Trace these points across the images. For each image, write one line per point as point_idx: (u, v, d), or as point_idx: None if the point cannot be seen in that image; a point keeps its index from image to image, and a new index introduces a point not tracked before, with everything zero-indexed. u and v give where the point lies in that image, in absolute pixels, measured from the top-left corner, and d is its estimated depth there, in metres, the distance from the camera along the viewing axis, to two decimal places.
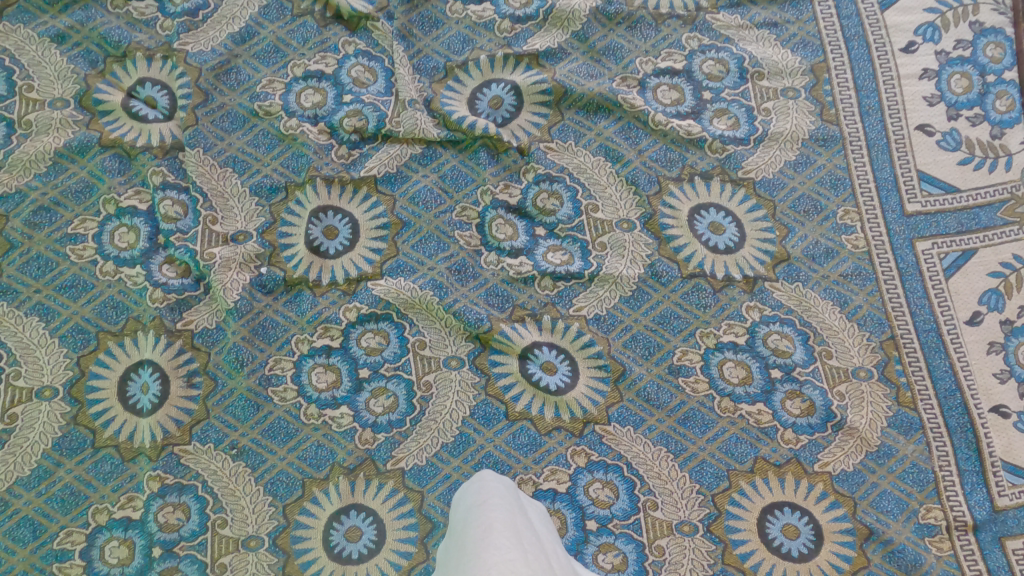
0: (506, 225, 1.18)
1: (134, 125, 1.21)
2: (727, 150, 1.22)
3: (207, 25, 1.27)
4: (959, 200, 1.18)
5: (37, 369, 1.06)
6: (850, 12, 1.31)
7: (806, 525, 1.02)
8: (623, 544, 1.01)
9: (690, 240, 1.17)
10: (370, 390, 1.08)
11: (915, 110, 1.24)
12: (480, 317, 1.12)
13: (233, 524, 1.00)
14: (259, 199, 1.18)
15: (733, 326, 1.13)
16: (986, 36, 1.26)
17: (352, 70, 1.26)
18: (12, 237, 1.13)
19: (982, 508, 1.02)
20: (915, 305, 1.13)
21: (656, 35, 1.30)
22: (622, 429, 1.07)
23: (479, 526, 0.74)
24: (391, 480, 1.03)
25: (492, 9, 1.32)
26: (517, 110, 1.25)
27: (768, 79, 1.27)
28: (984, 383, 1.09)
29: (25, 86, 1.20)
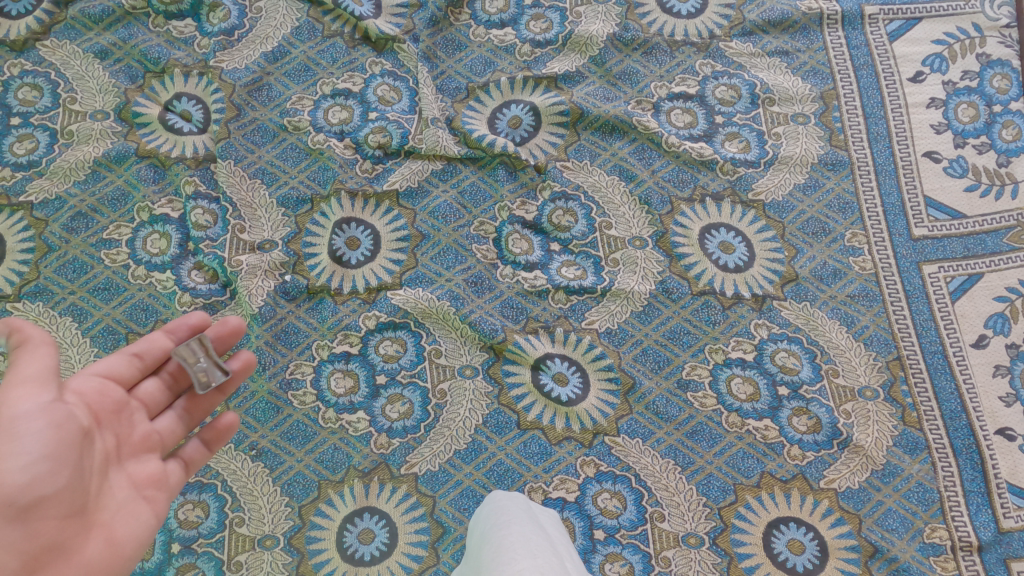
0: (521, 240, 1.22)
1: (170, 137, 1.26)
2: (738, 173, 1.26)
3: (242, 44, 1.33)
4: (966, 226, 1.21)
5: (68, 367, 1.10)
6: (860, 42, 1.34)
7: (811, 540, 1.04)
8: (629, 554, 1.03)
9: (701, 258, 1.21)
10: (386, 396, 1.11)
11: (922, 138, 1.27)
12: (494, 328, 1.15)
13: (250, 523, 1.03)
14: (285, 209, 1.22)
15: (741, 343, 1.15)
16: (992, 67, 1.30)
17: (378, 89, 1.31)
18: (50, 241, 1.18)
19: (988, 530, 1.04)
20: (922, 327, 1.15)
21: (670, 61, 1.35)
22: (632, 441, 1.09)
23: (491, 547, 0.77)
24: (404, 484, 1.06)
25: (513, 34, 1.37)
26: (536, 129, 1.30)
27: (779, 105, 1.31)
28: (990, 405, 1.11)
29: (69, 98, 1.27)
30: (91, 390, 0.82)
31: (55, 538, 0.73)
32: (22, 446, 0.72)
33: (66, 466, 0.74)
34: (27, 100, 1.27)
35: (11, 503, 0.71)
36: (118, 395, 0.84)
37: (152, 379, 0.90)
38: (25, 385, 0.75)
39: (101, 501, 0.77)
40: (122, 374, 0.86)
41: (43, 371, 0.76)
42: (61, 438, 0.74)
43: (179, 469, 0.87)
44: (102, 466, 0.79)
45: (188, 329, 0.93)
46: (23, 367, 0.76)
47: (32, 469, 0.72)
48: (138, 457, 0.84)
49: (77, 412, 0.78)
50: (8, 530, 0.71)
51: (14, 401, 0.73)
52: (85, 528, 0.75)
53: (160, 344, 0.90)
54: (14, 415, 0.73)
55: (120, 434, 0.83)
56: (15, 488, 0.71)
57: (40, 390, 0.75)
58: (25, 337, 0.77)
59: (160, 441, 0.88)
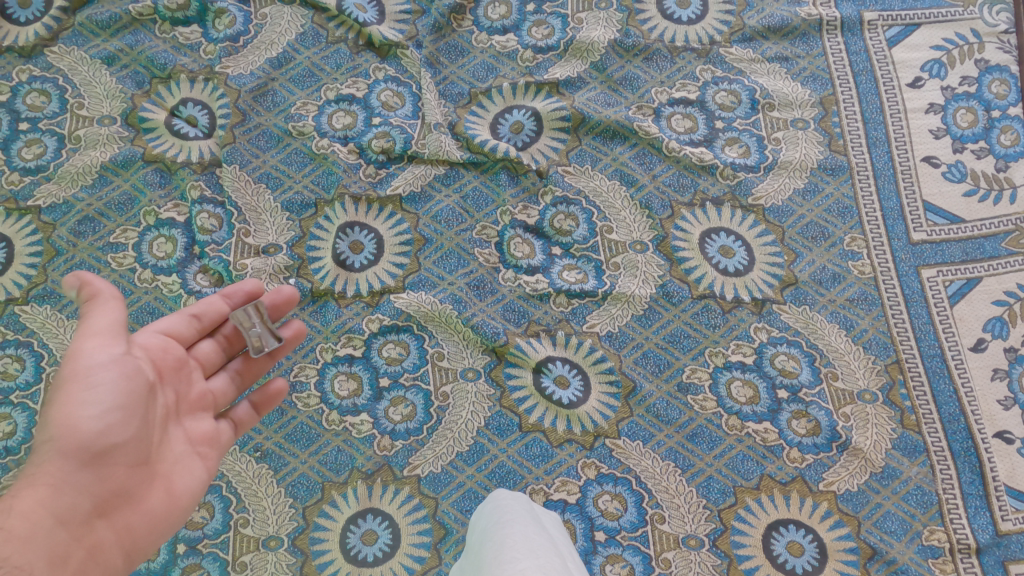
0: (523, 244, 1.23)
1: (176, 142, 1.27)
2: (738, 177, 1.27)
3: (247, 50, 1.35)
4: (965, 230, 1.22)
5: None
6: (859, 48, 1.35)
7: (810, 542, 1.05)
8: (630, 555, 1.04)
9: (701, 262, 1.22)
10: (389, 398, 1.13)
11: (921, 143, 1.28)
12: (496, 331, 1.16)
13: (255, 524, 1.04)
14: (290, 214, 1.23)
15: (741, 346, 1.16)
16: (991, 73, 1.31)
17: (381, 95, 1.32)
18: (58, 245, 1.20)
19: (986, 532, 1.05)
20: (920, 330, 1.16)
21: (671, 67, 1.36)
22: (632, 443, 1.10)
23: (493, 546, 0.78)
24: (407, 486, 1.08)
25: (516, 40, 1.38)
26: (537, 135, 1.31)
27: (779, 110, 1.32)
28: (988, 409, 1.12)
29: (76, 104, 1.29)
30: (155, 347, 0.89)
31: (122, 483, 0.81)
32: (97, 397, 0.80)
33: (134, 417, 0.82)
34: (35, 106, 1.28)
35: (86, 447, 0.79)
36: (179, 353, 0.92)
37: (208, 341, 0.98)
38: (98, 339, 0.82)
39: (162, 452, 0.85)
40: (182, 333, 0.94)
41: (114, 327, 0.83)
42: (131, 392, 0.82)
43: (229, 428, 0.95)
44: (163, 419, 0.86)
45: (243, 296, 1.00)
46: (95, 321, 0.83)
47: (105, 418, 0.80)
48: (194, 413, 0.92)
49: (143, 366, 0.85)
50: (83, 471, 0.80)
51: (89, 354, 0.81)
52: (148, 475, 0.84)
53: (216, 308, 0.98)
54: (89, 367, 0.80)
55: (179, 390, 0.91)
56: (90, 435, 0.79)
57: (112, 344, 0.82)
58: (95, 290, 0.83)
59: (213, 399, 0.95)
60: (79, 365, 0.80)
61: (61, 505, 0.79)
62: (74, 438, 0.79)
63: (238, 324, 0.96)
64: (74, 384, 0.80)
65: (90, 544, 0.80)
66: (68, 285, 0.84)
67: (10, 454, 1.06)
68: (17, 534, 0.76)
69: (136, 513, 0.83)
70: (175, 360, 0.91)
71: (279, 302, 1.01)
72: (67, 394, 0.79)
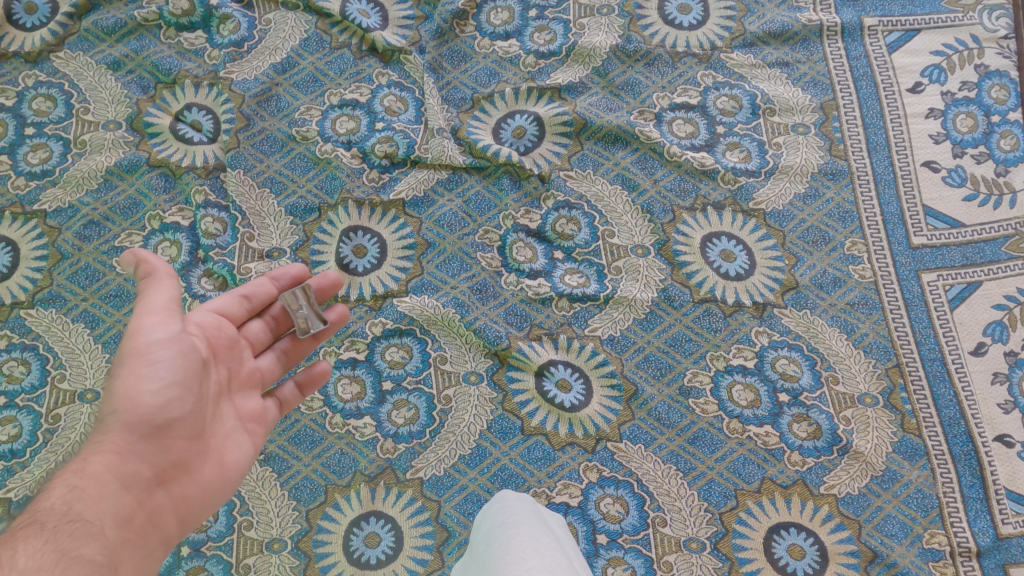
0: (526, 248, 1.24)
1: (180, 147, 1.28)
2: (739, 182, 1.28)
3: (251, 56, 1.36)
4: (965, 235, 1.23)
5: (81, 372, 1.13)
6: (859, 54, 1.36)
7: (811, 545, 1.05)
8: (631, 558, 1.05)
9: (702, 266, 1.22)
10: (392, 402, 1.13)
11: (921, 148, 1.29)
12: (499, 335, 1.17)
13: (258, 526, 1.05)
14: (293, 218, 1.24)
15: (742, 350, 1.17)
16: (990, 78, 1.32)
17: (385, 100, 1.33)
18: (63, 249, 1.21)
19: (986, 536, 1.05)
20: (921, 334, 1.17)
21: (672, 72, 1.37)
22: (634, 446, 1.11)
23: (499, 545, 0.79)
24: (410, 489, 1.08)
25: (518, 45, 1.39)
26: (540, 139, 1.32)
27: (780, 115, 1.32)
28: (988, 412, 1.12)
29: (82, 109, 1.30)
30: (209, 324, 0.90)
31: (181, 455, 0.83)
32: (156, 372, 0.81)
33: (191, 392, 0.83)
34: (41, 111, 1.29)
35: (147, 420, 0.81)
36: (230, 332, 0.92)
37: (257, 320, 0.98)
38: (155, 316, 0.84)
39: (216, 427, 0.86)
40: (233, 313, 0.94)
41: (170, 304, 0.85)
42: (187, 367, 0.83)
43: (275, 407, 0.95)
44: (216, 395, 0.87)
45: (290, 278, 1.00)
46: (152, 299, 0.85)
47: (164, 393, 0.81)
48: (243, 391, 0.92)
49: (198, 343, 0.87)
50: (144, 443, 0.81)
51: (149, 329, 0.83)
52: (203, 449, 0.85)
53: (266, 288, 0.97)
54: (149, 342, 0.82)
55: (231, 368, 0.91)
56: (151, 408, 0.81)
57: (169, 321, 0.84)
58: (150, 268, 0.85)
59: (261, 377, 0.95)
60: (139, 341, 0.82)
61: (125, 473, 0.81)
62: (135, 412, 0.81)
63: (286, 304, 0.96)
64: (135, 359, 0.82)
65: (151, 511, 0.82)
66: (125, 263, 0.86)
67: (15, 456, 1.07)
68: (85, 497, 0.78)
69: (192, 485, 0.84)
70: (227, 338, 0.91)
71: (325, 286, 1.00)
72: (128, 368, 0.81)
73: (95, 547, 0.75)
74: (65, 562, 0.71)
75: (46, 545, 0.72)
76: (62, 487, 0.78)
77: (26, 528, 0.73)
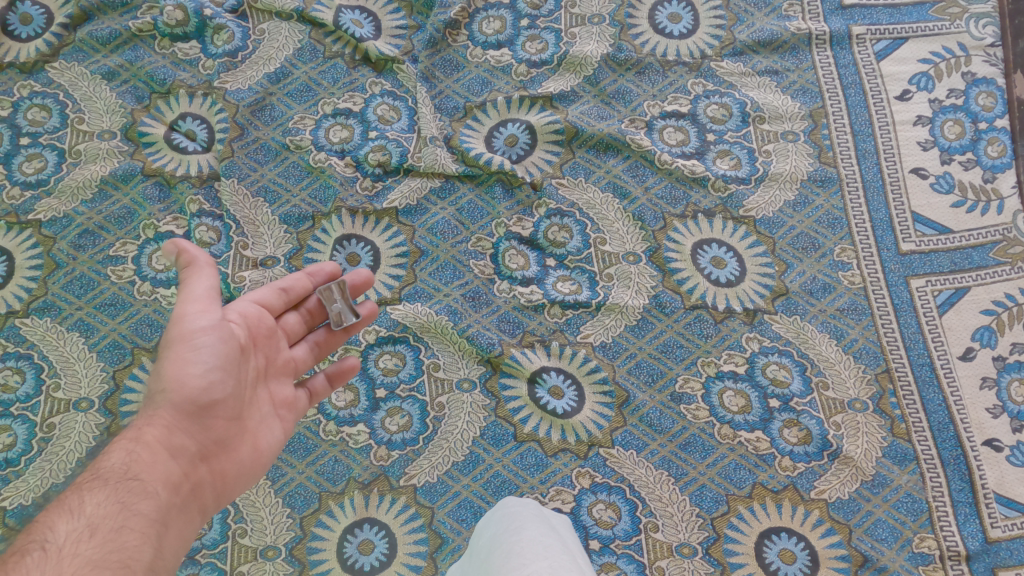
0: (518, 255, 1.25)
1: (175, 156, 1.29)
2: (729, 189, 1.29)
3: (245, 65, 1.36)
4: (953, 240, 1.24)
5: (75, 381, 1.13)
6: (848, 62, 1.38)
7: (802, 550, 1.06)
8: (624, 564, 1.05)
9: (693, 273, 1.23)
10: (385, 409, 1.14)
11: (909, 155, 1.30)
12: (492, 342, 1.18)
13: (253, 534, 1.05)
14: (287, 226, 1.25)
15: (733, 356, 1.18)
16: (977, 86, 1.33)
17: (378, 109, 1.34)
18: (58, 258, 1.21)
19: (975, 539, 1.06)
20: (910, 339, 1.18)
21: (663, 80, 1.38)
22: (626, 452, 1.12)
23: (501, 552, 0.79)
24: (403, 495, 1.09)
25: (510, 55, 1.40)
26: (531, 148, 1.33)
27: (769, 123, 1.34)
28: (977, 417, 1.13)
29: (77, 119, 1.30)
30: (251, 314, 0.94)
31: (222, 434, 0.89)
32: (200, 357, 0.87)
33: (231, 376, 0.88)
34: (36, 121, 1.30)
35: (193, 400, 0.86)
36: (269, 322, 0.97)
37: (293, 313, 1.02)
38: (198, 304, 0.89)
39: (252, 411, 0.92)
40: (273, 304, 0.98)
41: (211, 292, 0.90)
42: (229, 353, 0.88)
43: (306, 397, 1.00)
44: (253, 381, 0.93)
45: (324, 276, 1.05)
46: (195, 287, 0.89)
47: (207, 376, 0.87)
48: (279, 379, 0.97)
49: (238, 330, 0.91)
50: (189, 420, 0.87)
51: (193, 317, 0.88)
52: (241, 430, 0.91)
53: (303, 282, 1.02)
54: (193, 329, 0.87)
55: (268, 356, 0.96)
56: (195, 390, 0.86)
57: (210, 309, 0.89)
58: (191, 258, 0.90)
59: (295, 368, 1.00)
60: (184, 327, 0.87)
61: (173, 444, 0.86)
62: (182, 392, 0.86)
63: (322, 298, 1.01)
64: (180, 344, 0.87)
65: (195, 482, 0.87)
66: (168, 254, 0.91)
67: (10, 465, 1.07)
68: (140, 461, 0.84)
69: (230, 462, 0.90)
70: (266, 328, 0.96)
71: (359, 282, 1.04)
72: (175, 353, 0.87)
73: (149, 504, 0.81)
74: (125, 514, 0.79)
75: (110, 497, 0.79)
76: (121, 450, 0.85)
77: (90, 482, 0.81)
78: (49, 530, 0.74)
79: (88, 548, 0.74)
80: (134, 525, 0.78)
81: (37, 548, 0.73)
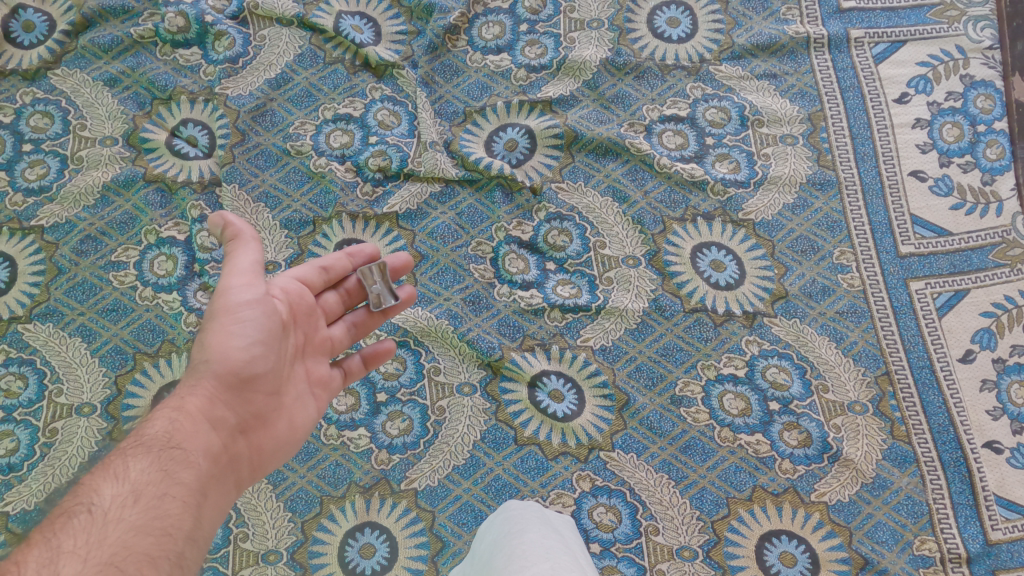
0: (518, 259, 1.25)
1: (176, 162, 1.30)
2: (728, 193, 1.29)
3: (246, 71, 1.37)
4: (952, 243, 1.24)
5: (78, 386, 1.14)
6: (846, 65, 1.38)
7: (803, 553, 1.06)
8: (624, 567, 1.06)
9: (693, 276, 1.24)
10: (386, 413, 1.14)
11: (908, 157, 1.30)
12: (492, 346, 1.18)
13: (254, 538, 1.06)
14: (288, 231, 1.26)
15: (733, 359, 1.18)
16: (976, 88, 1.33)
17: (378, 114, 1.35)
18: (60, 264, 1.22)
19: (976, 542, 1.06)
20: (910, 342, 1.18)
21: (662, 84, 1.38)
22: (626, 455, 1.12)
23: (504, 555, 0.79)
24: (404, 499, 1.09)
25: (509, 59, 1.41)
26: (531, 152, 1.33)
27: (768, 126, 1.34)
28: (977, 419, 1.13)
29: (79, 125, 1.31)
30: (292, 291, 0.95)
31: (261, 408, 0.90)
32: (244, 330, 0.87)
33: (273, 351, 0.89)
34: (38, 127, 1.31)
35: (236, 372, 0.87)
36: (309, 300, 0.98)
37: (333, 292, 1.03)
38: (242, 277, 0.89)
39: (290, 387, 0.93)
40: (313, 283, 0.99)
41: (255, 267, 0.90)
42: (271, 327, 0.89)
43: (341, 376, 1.00)
44: (292, 357, 0.94)
45: (365, 257, 1.05)
46: (240, 260, 0.89)
47: (250, 349, 0.87)
48: (316, 357, 0.98)
49: (280, 307, 0.92)
50: (231, 392, 0.88)
51: (237, 290, 0.88)
52: (279, 405, 0.92)
53: (343, 262, 1.02)
54: (237, 302, 0.88)
55: (307, 334, 0.97)
56: (238, 362, 0.87)
57: (255, 283, 0.89)
58: (237, 231, 0.90)
59: (331, 346, 1.01)
60: (228, 300, 0.88)
61: (214, 415, 0.87)
62: (225, 364, 0.87)
63: (362, 279, 1.02)
64: (225, 316, 0.88)
65: (233, 455, 0.88)
66: (213, 225, 0.91)
67: (12, 470, 1.08)
68: (182, 430, 0.84)
69: (268, 437, 0.91)
70: (306, 306, 0.97)
71: (398, 265, 1.05)
72: (219, 324, 0.88)
73: (190, 474, 0.82)
74: (167, 482, 0.80)
75: (153, 464, 0.80)
76: (163, 419, 0.85)
77: (134, 449, 0.82)
78: (94, 494, 0.76)
79: (133, 513, 0.75)
80: (175, 493, 0.79)
81: (83, 510, 0.74)
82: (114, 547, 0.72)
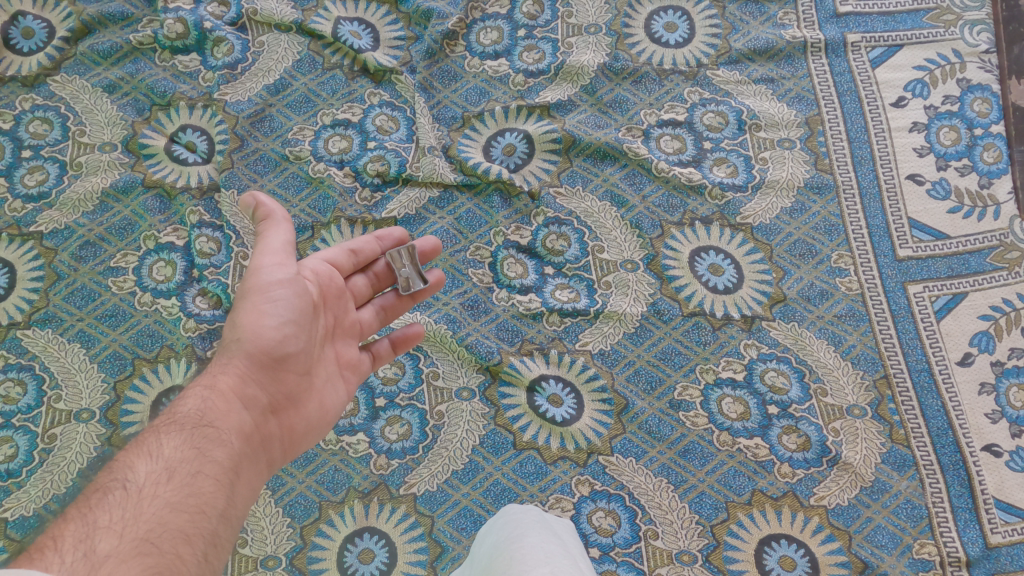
0: (517, 264, 1.26)
1: (175, 168, 1.30)
2: (726, 197, 1.29)
3: (244, 77, 1.38)
4: (949, 246, 1.24)
5: (76, 392, 1.14)
6: (843, 69, 1.38)
7: (802, 557, 1.06)
8: (624, 571, 1.05)
9: (691, 280, 1.24)
10: (385, 418, 1.14)
11: (905, 161, 1.31)
12: (490, 350, 1.18)
13: (253, 544, 1.06)
14: None
15: (731, 363, 1.18)
16: (973, 92, 1.34)
17: (376, 120, 1.35)
18: (59, 270, 1.22)
19: (976, 545, 1.06)
20: (908, 345, 1.18)
21: (659, 89, 1.39)
22: (625, 460, 1.12)
23: (504, 558, 0.79)
24: (403, 504, 1.09)
25: (507, 64, 1.41)
26: (529, 157, 1.34)
27: (765, 130, 1.35)
28: (976, 422, 1.13)
29: (78, 131, 1.31)
30: (322, 273, 0.96)
31: (292, 388, 0.90)
32: (276, 310, 0.88)
33: (305, 331, 0.90)
34: (37, 134, 1.31)
35: (267, 352, 0.88)
36: (339, 283, 0.99)
37: (361, 276, 1.04)
38: (275, 258, 0.90)
39: (320, 368, 0.94)
40: (343, 265, 1.00)
41: (287, 247, 0.92)
42: (302, 308, 0.89)
43: (369, 359, 1.02)
44: (322, 339, 0.94)
45: (393, 241, 1.06)
46: (272, 240, 0.91)
47: (282, 329, 0.88)
48: (345, 340, 0.99)
49: (311, 287, 0.93)
50: (263, 371, 0.88)
51: (269, 270, 0.89)
52: (309, 386, 0.92)
53: (372, 246, 1.04)
54: (269, 282, 0.88)
55: (337, 317, 0.98)
56: (270, 342, 0.88)
57: (286, 263, 0.90)
58: (268, 211, 0.92)
59: (360, 330, 1.02)
60: (261, 280, 0.89)
61: (246, 395, 0.87)
62: (257, 343, 0.88)
63: (391, 262, 1.03)
64: (257, 296, 0.89)
65: (265, 435, 0.88)
66: (245, 207, 0.93)
67: (11, 476, 1.08)
68: (215, 409, 0.85)
69: (298, 418, 0.92)
70: (336, 288, 0.98)
71: (427, 250, 1.05)
72: (252, 304, 0.88)
73: (223, 452, 0.83)
74: (201, 460, 0.80)
75: (186, 442, 0.81)
76: (196, 397, 0.86)
77: (167, 426, 0.82)
78: (129, 470, 0.76)
79: (168, 490, 0.76)
80: (209, 471, 0.80)
81: (117, 487, 0.74)
82: (150, 523, 0.72)
